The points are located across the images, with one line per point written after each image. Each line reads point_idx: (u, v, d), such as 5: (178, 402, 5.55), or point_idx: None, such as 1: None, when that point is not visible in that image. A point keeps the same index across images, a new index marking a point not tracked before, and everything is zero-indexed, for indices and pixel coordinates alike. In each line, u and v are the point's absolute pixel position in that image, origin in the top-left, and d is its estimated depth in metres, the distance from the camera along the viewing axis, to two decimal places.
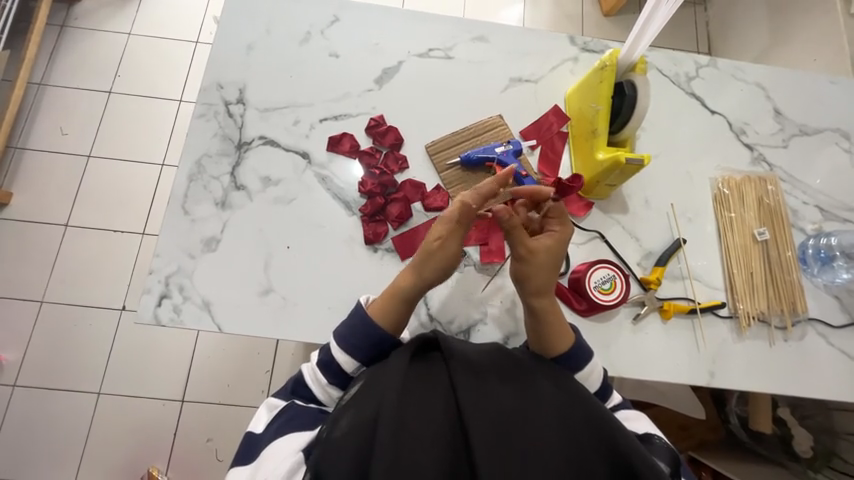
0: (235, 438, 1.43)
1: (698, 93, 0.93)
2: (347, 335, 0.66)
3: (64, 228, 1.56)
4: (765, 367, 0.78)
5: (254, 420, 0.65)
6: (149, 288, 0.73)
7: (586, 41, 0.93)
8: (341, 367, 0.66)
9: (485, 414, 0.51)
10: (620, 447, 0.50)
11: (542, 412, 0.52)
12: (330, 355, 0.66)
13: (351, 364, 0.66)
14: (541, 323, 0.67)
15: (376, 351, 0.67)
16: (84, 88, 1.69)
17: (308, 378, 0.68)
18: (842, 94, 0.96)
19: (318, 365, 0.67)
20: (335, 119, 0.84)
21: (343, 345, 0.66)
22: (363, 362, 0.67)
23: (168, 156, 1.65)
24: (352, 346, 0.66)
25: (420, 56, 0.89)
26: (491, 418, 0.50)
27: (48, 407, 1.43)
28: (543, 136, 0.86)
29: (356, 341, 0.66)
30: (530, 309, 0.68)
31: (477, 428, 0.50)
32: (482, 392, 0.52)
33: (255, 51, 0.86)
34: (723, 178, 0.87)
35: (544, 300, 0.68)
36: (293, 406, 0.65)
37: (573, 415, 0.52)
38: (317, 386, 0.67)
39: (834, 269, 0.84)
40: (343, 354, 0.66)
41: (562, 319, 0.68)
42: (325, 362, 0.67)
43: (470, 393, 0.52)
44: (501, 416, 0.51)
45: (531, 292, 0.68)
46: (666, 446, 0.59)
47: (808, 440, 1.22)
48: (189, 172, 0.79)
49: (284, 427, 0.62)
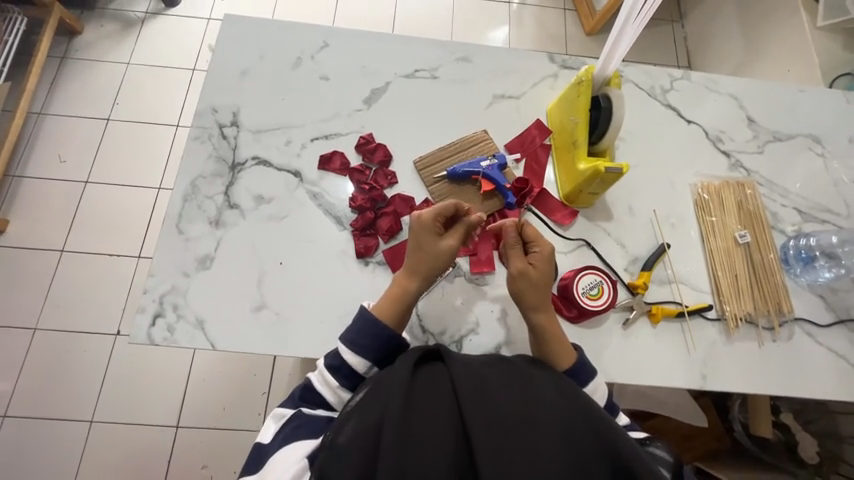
0: (232, 463, 1.40)
1: (674, 104, 0.97)
2: (356, 338, 0.68)
3: (60, 254, 1.57)
4: (756, 368, 0.79)
5: (262, 433, 0.66)
6: (143, 307, 0.74)
7: (564, 59, 0.97)
8: (352, 367, 0.67)
9: (490, 425, 0.50)
10: (625, 458, 0.50)
11: (544, 416, 0.52)
12: (340, 358, 0.67)
13: (363, 364, 0.67)
14: (543, 340, 0.70)
15: (385, 351, 0.69)
16: (83, 116, 1.73)
17: (317, 382, 0.68)
18: (811, 102, 1.01)
19: (326, 368, 0.68)
20: (326, 138, 0.87)
21: (353, 348, 0.67)
22: (374, 362, 0.68)
23: (165, 181, 1.68)
24: (362, 348, 0.67)
25: (407, 77, 0.93)
26: (496, 430, 0.50)
27: (38, 437, 1.40)
28: (526, 149, 0.89)
29: (366, 344, 0.68)
30: (531, 325, 0.71)
31: (481, 433, 0.50)
32: (486, 402, 0.52)
33: (248, 76, 0.90)
34: (702, 184, 0.90)
35: (541, 316, 0.71)
36: (299, 412, 0.66)
37: (578, 428, 0.51)
38: (326, 390, 0.68)
39: (816, 269, 0.86)
40: (353, 356, 0.67)
41: (563, 341, 0.70)
42: (335, 365, 0.67)
43: (475, 404, 0.52)
44: (506, 427, 0.50)
45: (531, 309, 0.71)
46: (665, 458, 0.59)
47: (814, 445, 1.24)
48: (184, 193, 0.81)
49: (290, 436, 0.62)
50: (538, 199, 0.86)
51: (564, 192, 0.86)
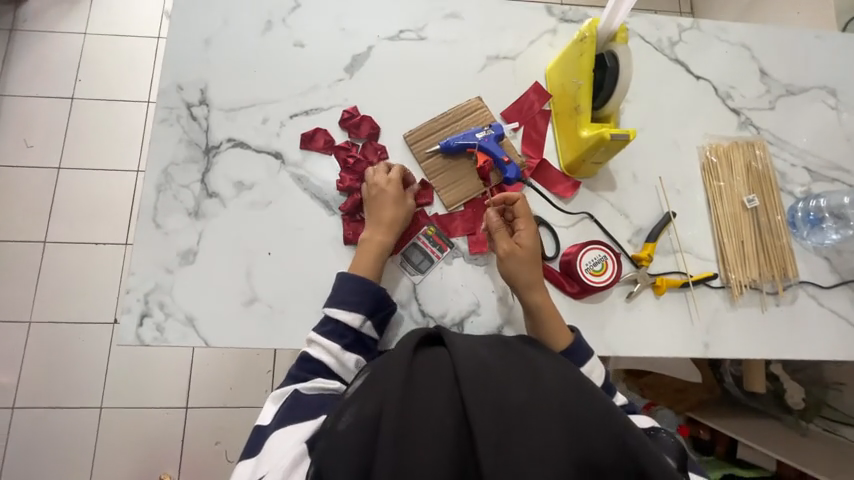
0: (243, 438, 1.44)
1: (682, 58, 0.89)
2: (345, 296, 0.68)
3: (42, 245, 1.51)
4: (758, 333, 0.79)
5: (262, 414, 0.64)
6: (128, 307, 0.70)
7: (564, 11, 0.88)
8: (348, 325, 0.67)
9: (497, 422, 0.45)
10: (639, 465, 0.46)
11: (553, 406, 0.47)
12: (333, 320, 0.67)
13: (357, 319, 0.67)
14: (540, 319, 0.69)
15: (378, 303, 0.69)
16: (43, 96, 1.60)
17: (314, 350, 0.66)
18: (828, 49, 0.94)
19: (320, 334, 0.67)
20: (306, 114, 0.80)
21: (344, 306, 0.68)
22: (367, 315, 0.68)
23: (142, 163, 1.58)
24: (353, 304, 0.68)
25: (390, 40, 0.84)
26: (503, 427, 0.45)
27: (50, 426, 1.41)
28: (524, 117, 0.83)
29: (358, 300, 0.68)
30: (527, 306, 0.69)
31: (484, 424, 0.45)
32: (495, 395, 0.47)
33: (213, 46, 0.80)
34: (710, 146, 0.85)
35: (536, 295, 0.69)
36: (296, 393, 0.64)
37: (593, 429, 0.46)
38: (327, 358, 0.66)
39: (823, 231, 0.84)
40: (347, 314, 0.67)
41: (559, 317, 0.70)
42: (331, 329, 0.67)
43: (481, 398, 0.46)
44: (510, 419, 0.46)
45: (525, 289, 0.69)
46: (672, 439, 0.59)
47: (800, 392, 1.26)
48: (157, 182, 0.75)
49: (286, 418, 0.61)
50: (538, 171, 0.81)
51: (565, 162, 0.81)
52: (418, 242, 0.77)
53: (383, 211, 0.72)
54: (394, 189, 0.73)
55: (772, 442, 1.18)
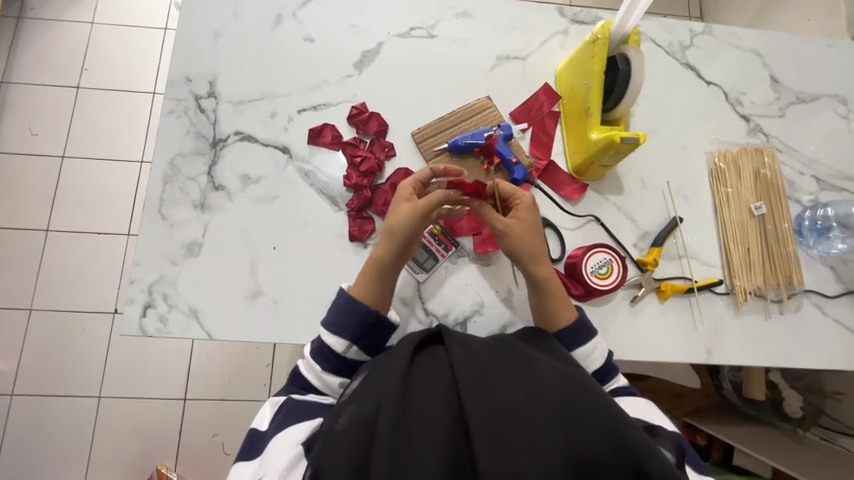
0: (242, 431, 1.44)
1: (692, 63, 0.89)
2: (333, 319, 0.66)
3: (45, 233, 1.51)
4: (762, 340, 0.79)
5: (259, 417, 0.65)
6: (132, 298, 0.70)
7: (575, 12, 0.88)
8: (332, 349, 0.65)
9: (494, 421, 0.44)
10: (643, 468, 0.44)
11: (548, 403, 0.46)
12: (320, 341, 0.66)
13: (341, 343, 0.65)
14: (549, 296, 0.68)
15: (365, 329, 0.66)
16: (50, 84, 1.59)
17: (304, 368, 0.67)
18: (839, 58, 0.93)
19: (310, 354, 0.66)
20: (315, 109, 0.80)
21: (331, 329, 0.65)
22: (352, 341, 0.65)
23: (147, 153, 1.58)
24: (341, 327, 0.65)
25: (401, 37, 0.83)
26: (502, 426, 0.44)
27: (49, 414, 1.42)
28: (533, 118, 0.82)
29: (342, 322, 0.65)
30: (535, 280, 0.69)
31: (479, 423, 0.44)
32: (492, 394, 0.46)
33: (223, 38, 0.80)
34: (719, 152, 0.85)
35: (544, 268, 0.69)
36: (289, 398, 0.64)
37: (594, 431, 0.45)
38: (313, 375, 0.66)
39: (830, 240, 0.84)
40: (331, 336, 0.65)
41: (565, 298, 0.69)
42: (317, 349, 0.66)
43: (478, 396, 0.46)
44: (506, 417, 0.45)
45: (531, 263, 0.68)
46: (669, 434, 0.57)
47: (797, 400, 1.26)
48: (163, 173, 0.75)
49: (283, 422, 0.61)
50: (546, 172, 0.81)
51: (573, 164, 0.80)
52: (424, 241, 0.76)
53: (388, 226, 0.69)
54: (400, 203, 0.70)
55: (772, 451, 1.14)
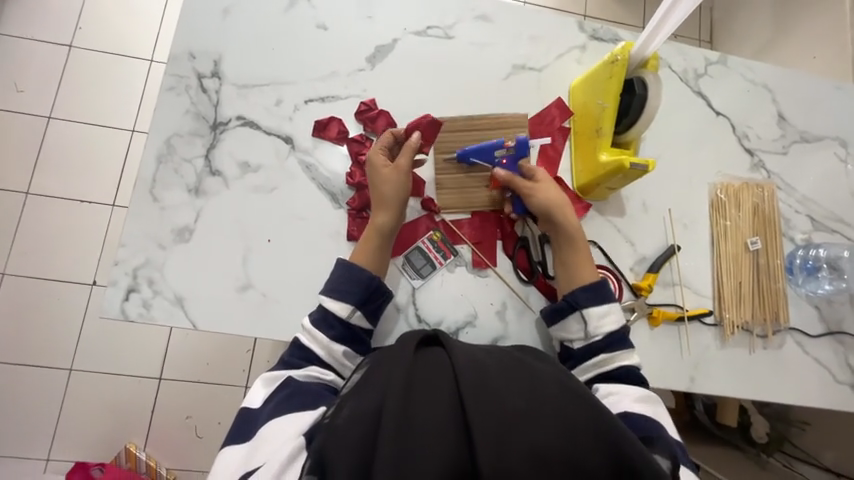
0: (217, 416, 1.42)
1: (704, 92, 0.89)
2: (336, 286, 0.66)
3: (25, 196, 1.44)
4: (744, 372, 0.80)
5: (251, 395, 0.62)
6: (115, 280, 0.67)
7: (595, 28, 0.87)
8: (336, 316, 0.64)
9: (498, 424, 0.42)
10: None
11: (552, 410, 0.44)
12: (322, 309, 0.65)
13: (346, 309, 0.65)
14: (574, 245, 0.72)
15: (368, 296, 0.66)
16: (40, 40, 1.52)
17: (305, 339, 0.64)
18: (845, 100, 0.95)
19: (312, 324, 0.64)
20: (322, 101, 0.77)
21: (334, 296, 0.65)
22: (357, 306, 0.66)
23: (139, 123, 1.52)
24: (343, 294, 0.65)
25: (417, 35, 0.81)
26: (506, 430, 0.42)
27: (17, 382, 1.37)
28: (544, 131, 0.82)
29: (343, 289, 0.65)
30: (566, 232, 0.72)
31: (483, 424, 0.42)
32: (496, 398, 0.44)
33: (232, 16, 0.76)
34: (722, 184, 0.85)
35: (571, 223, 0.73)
36: (291, 379, 0.61)
37: (597, 445, 0.43)
38: (319, 348, 0.64)
39: (817, 280, 0.86)
40: (336, 303, 0.65)
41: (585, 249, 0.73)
42: (320, 319, 0.64)
43: (480, 399, 0.44)
44: (510, 421, 0.43)
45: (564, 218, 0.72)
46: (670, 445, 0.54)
47: (764, 426, 1.28)
48: (157, 152, 0.72)
49: (282, 406, 0.58)
50: None
51: (578, 182, 0.80)
52: (422, 245, 0.76)
53: (391, 195, 0.69)
54: (397, 171, 0.70)
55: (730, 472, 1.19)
